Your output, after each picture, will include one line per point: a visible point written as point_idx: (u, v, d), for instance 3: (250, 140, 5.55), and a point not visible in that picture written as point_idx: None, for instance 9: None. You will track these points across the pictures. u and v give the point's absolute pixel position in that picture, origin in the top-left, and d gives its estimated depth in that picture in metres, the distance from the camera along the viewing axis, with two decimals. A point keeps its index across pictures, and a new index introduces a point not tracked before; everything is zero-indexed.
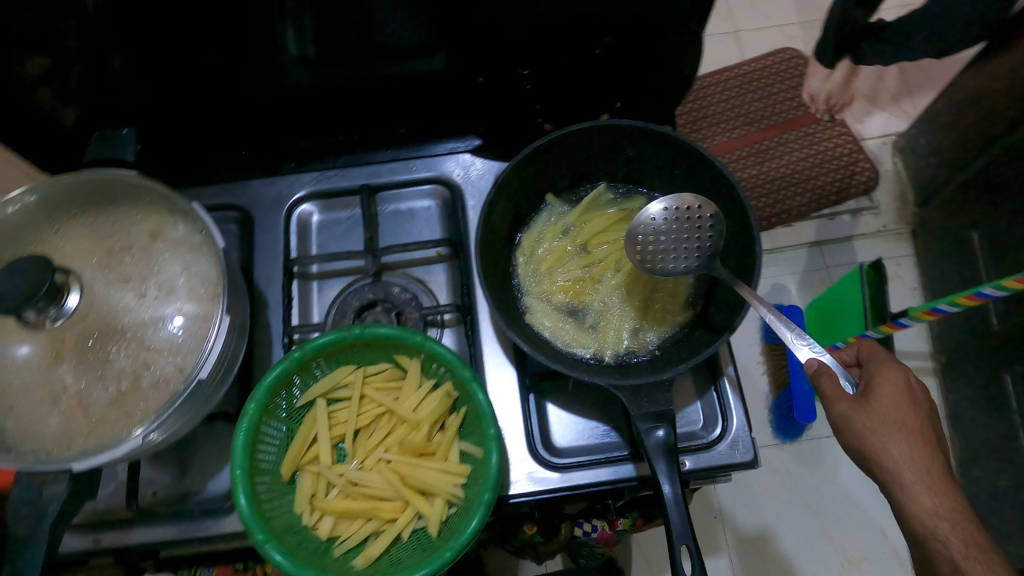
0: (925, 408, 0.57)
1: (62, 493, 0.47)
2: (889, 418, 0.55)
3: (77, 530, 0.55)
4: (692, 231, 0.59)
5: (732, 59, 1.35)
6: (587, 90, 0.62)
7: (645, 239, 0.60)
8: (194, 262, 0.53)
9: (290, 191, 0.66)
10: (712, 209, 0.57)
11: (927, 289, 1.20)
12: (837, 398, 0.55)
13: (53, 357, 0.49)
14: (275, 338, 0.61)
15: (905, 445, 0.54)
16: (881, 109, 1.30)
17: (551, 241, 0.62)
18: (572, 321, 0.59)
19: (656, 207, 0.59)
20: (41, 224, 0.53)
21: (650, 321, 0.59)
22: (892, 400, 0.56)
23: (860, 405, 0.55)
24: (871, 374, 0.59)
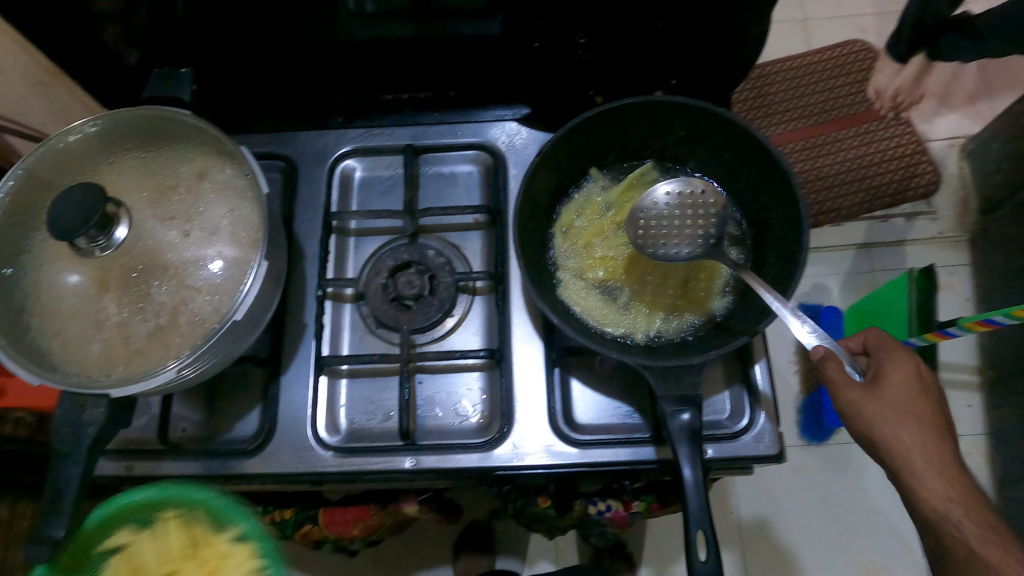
0: (937, 393, 0.54)
1: (99, 419, 0.48)
2: (900, 405, 0.52)
3: (112, 456, 0.57)
4: (693, 218, 0.59)
5: (798, 48, 1.30)
6: (643, 64, 0.61)
7: (646, 222, 0.60)
8: (239, 205, 0.54)
9: (336, 146, 0.67)
10: (716, 196, 0.59)
11: (980, 301, 1.14)
12: (845, 385, 0.53)
13: (100, 287, 0.51)
14: (309, 290, 0.62)
15: (917, 433, 0.52)
16: (951, 110, 1.23)
17: (589, 217, 0.61)
18: (603, 299, 0.58)
19: (662, 189, 0.60)
20: (97, 157, 0.55)
21: (684, 307, 0.58)
22: (903, 384, 0.53)
23: (870, 392, 0.53)
24: (880, 360, 0.56)
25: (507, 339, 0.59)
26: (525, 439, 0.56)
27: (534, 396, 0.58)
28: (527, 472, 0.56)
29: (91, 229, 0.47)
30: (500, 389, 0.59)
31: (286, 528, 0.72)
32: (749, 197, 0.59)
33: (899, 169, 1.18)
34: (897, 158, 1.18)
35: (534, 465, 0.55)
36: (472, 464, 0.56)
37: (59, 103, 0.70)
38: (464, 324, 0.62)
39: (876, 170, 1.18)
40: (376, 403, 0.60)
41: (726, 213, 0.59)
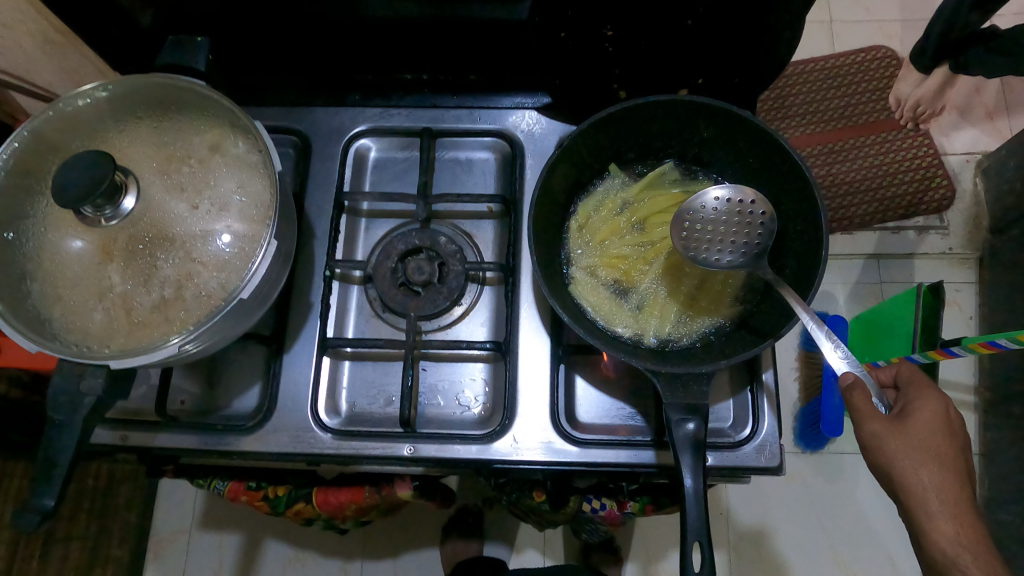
0: (962, 439, 0.54)
1: (98, 389, 0.47)
2: (922, 444, 0.52)
3: (108, 425, 0.57)
4: (740, 226, 0.57)
5: (821, 50, 1.27)
6: (669, 61, 0.60)
7: (691, 225, 0.58)
8: (250, 180, 0.53)
9: (351, 124, 0.65)
10: (766, 208, 0.55)
11: (983, 320, 1.14)
12: (870, 416, 0.52)
13: (105, 255, 0.50)
14: (317, 269, 0.61)
15: (936, 474, 0.51)
16: (971, 125, 1.22)
17: (606, 214, 0.60)
18: (615, 299, 0.57)
19: (712, 194, 0.57)
20: (107, 122, 0.54)
21: (698, 314, 0.57)
22: (930, 426, 0.53)
23: (894, 427, 0.52)
24: (909, 398, 0.56)
25: (514, 333, 0.59)
26: (524, 434, 0.56)
27: (537, 391, 0.57)
28: (525, 468, 0.56)
29: (98, 197, 0.46)
30: (504, 383, 0.58)
31: (278, 506, 0.71)
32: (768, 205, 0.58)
33: (913, 182, 1.17)
34: (912, 171, 1.17)
35: (531, 461, 0.55)
36: (470, 456, 0.55)
37: (69, 62, 0.69)
38: (471, 314, 0.61)
39: (891, 181, 1.17)
40: (378, 387, 0.60)
41: (775, 227, 0.55)
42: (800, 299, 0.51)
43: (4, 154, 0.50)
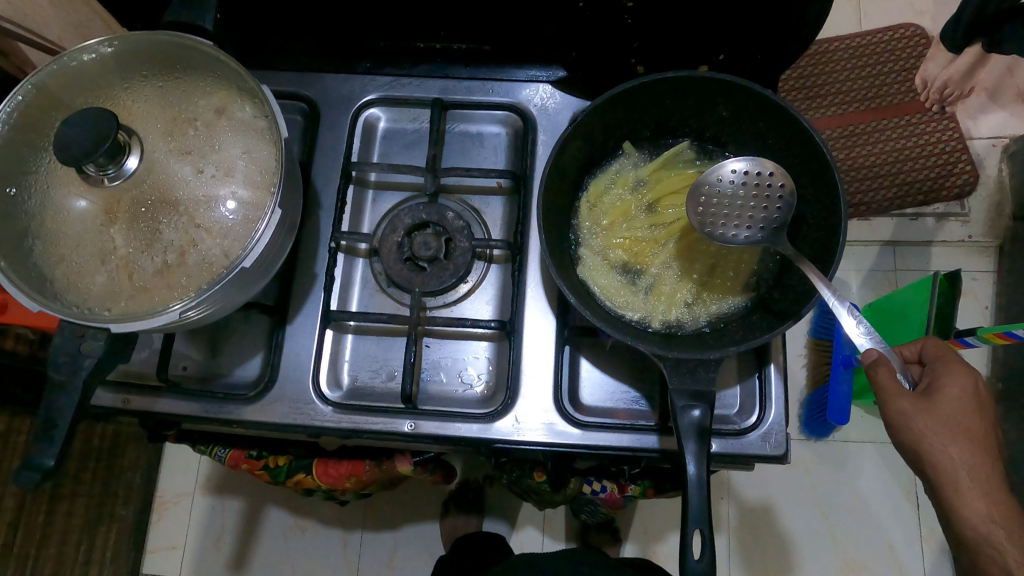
0: (990, 414, 0.52)
1: (99, 350, 0.46)
2: (951, 421, 0.51)
3: (110, 388, 0.57)
4: (758, 201, 0.55)
5: (847, 29, 1.24)
6: (690, 35, 0.57)
7: (708, 199, 0.56)
8: (256, 146, 0.51)
9: (361, 92, 0.64)
10: (786, 180, 0.53)
11: (1000, 310, 1.12)
12: (896, 394, 0.51)
13: (108, 217, 0.49)
14: (323, 240, 0.60)
15: (965, 450, 0.51)
16: (999, 109, 1.18)
17: (619, 193, 0.59)
18: (625, 280, 0.56)
19: (729, 167, 0.55)
20: (111, 79, 0.52)
21: (709, 298, 0.56)
22: (957, 402, 0.52)
23: (921, 404, 0.51)
24: (935, 374, 0.54)
25: (520, 312, 0.58)
26: (527, 414, 0.55)
27: (541, 371, 0.57)
28: (526, 448, 0.55)
29: (100, 156, 0.45)
30: (508, 363, 0.58)
31: (279, 475, 0.72)
32: None
33: (936, 167, 1.13)
34: (936, 155, 1.14)
35: (533, 441, 0.55)
36: (472, 434, 0.55)
37: (76, 17, 0.67)
38: (477, 291, 0.61)
39: (914, 166, 1.13)
40: (381, 361, 0.59)
41: (795, 200, 0.54)
42: (823, 277, 0.50)
43: (8, 109, 0.49)
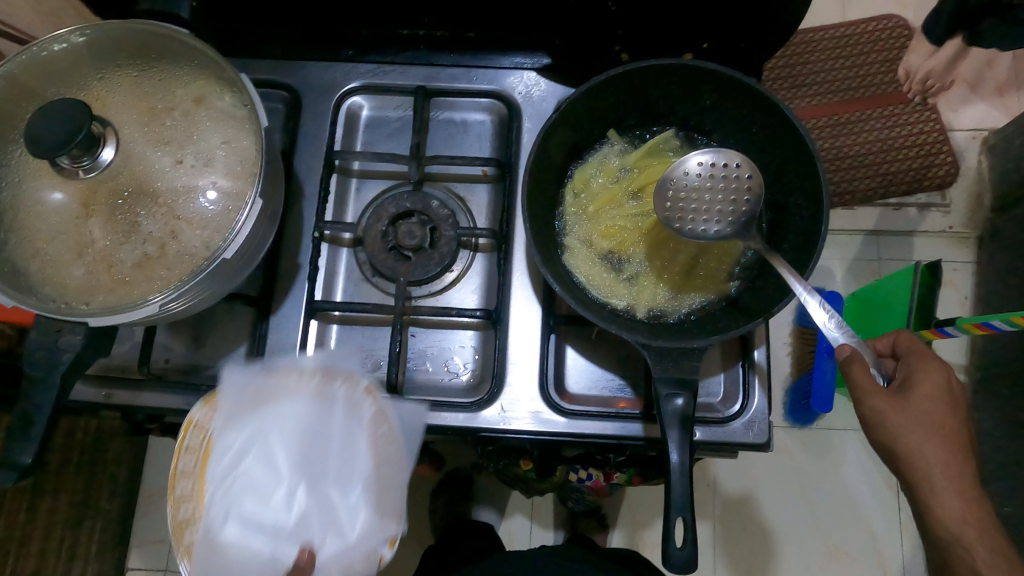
0: (963, 409, 0.53)
1: (78, 345, 0.46)
2: (925, 418, 0.52)
3: (90, 381, 0.56)
4: (726, 193, 0.56)
5: (832, 18, 1.24)
6: (674, 23, 0.57)
7: (675, 194, 0.57)
8: (235, 136, 0.51)
9: (344, 80, 0.63)
10: (753, 172, 0.54)
11: (979, 300, 1.14)
12: (872, 393, 0.52)
13: (84, 209, 0.48)
14: (307, 230, 0.60)
15: (939, 447, 0.51)
16: (980, 100, 1.20)
17: (604, 182, 0.59)
18: (610, 269, 0.56)
19: (694, 160, 0.56)
20: (85, 68, 0.51)
21: (693, 288, 0.56)
22: (931, 398, 0.53)
23: (896, 402, 0.52)
24: (909, 369, 0.55)
25: (505, 300, 0.58)
26: (512, 404, 0.55)
27: (527, 360, 0.57)
28: (513, 437, 0.55)
29: (74, 146, 0.44)
30: (493, 353, 0.57)
31: None
32: (770, 177, 0.56)
33: (916, 158, 1.15)
34: (917, 146, 1.15)
35: (519, 430, 0.55)
36: (458, 423, 0.55)
37: (48, 5, 0.66)
38: (463, 281, 0.60)
39: (895, 157, 1.15)
40: (366, 352, 0.59)
41: (762, 191, 0.54)
42: (797, 275, 0.51)
43: None
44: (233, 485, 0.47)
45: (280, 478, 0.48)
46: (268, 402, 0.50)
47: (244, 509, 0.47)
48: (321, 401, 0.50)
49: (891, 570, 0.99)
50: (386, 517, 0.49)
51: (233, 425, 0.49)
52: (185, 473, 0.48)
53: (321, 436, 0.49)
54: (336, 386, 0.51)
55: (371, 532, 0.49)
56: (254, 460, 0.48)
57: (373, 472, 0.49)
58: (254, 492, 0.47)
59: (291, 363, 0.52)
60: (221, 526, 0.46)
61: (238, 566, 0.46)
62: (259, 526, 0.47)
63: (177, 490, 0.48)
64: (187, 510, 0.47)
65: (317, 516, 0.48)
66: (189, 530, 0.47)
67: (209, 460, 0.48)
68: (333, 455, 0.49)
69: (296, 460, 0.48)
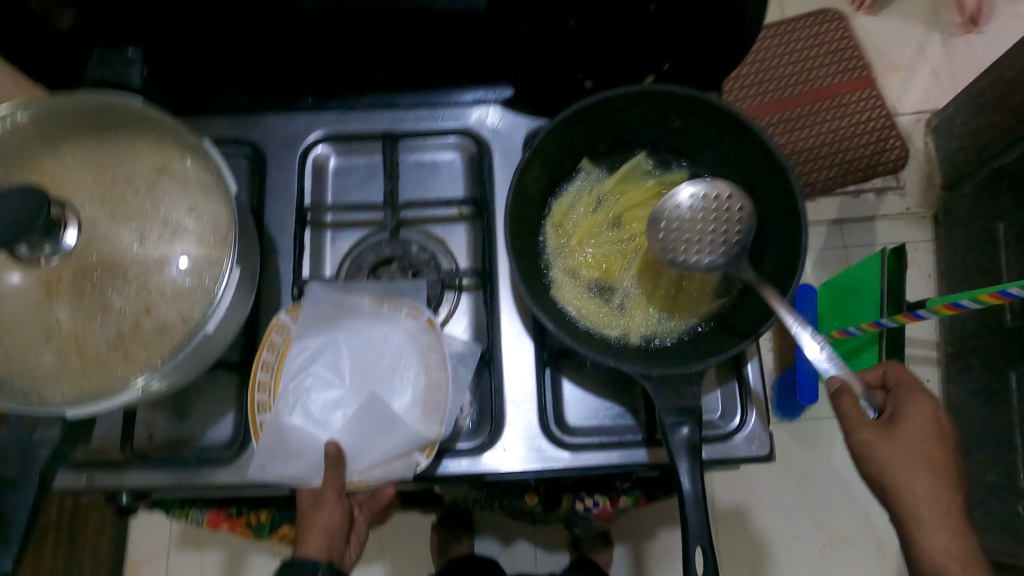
0: (952, 444, 0.54)
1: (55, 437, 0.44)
2: (916, 450, 0.52)
3: (70, 468, 0.53)
4: (718, 224, 0.56)
5: (773, 17, 1.28)
6: (636, 49, 0.58)
7: (667, 227, 0.57)
8: (202, 202, 0.49)
9: (307, 130, 0.62)
10: (744, 203, 0.54)
11: (942, 276, 1.17)
12: (860, 425, 0.53)
13: (48, 294, 0.46)
14: (285, 289, 0.58)
15: (930, 481, 0.51)
16: (920, 85, 1.25)
17: (585, 211, 0.59)
18: (601, 298, 0.56)
19: (684, 193, 0.57)
20: (34, 144, 0.48)
21: (683, 309, 0.56)
22: (923, 432, 0.53)
23: (884, 433, 0.53)
24: (899, 402, 0.56)
25: (496, 340, 0.57)
26: (513, 442, 0.55)
27: (524, 397, 0.56)
28: (519, 477, 0.54)
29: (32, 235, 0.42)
30: (489, 395, 0.57)
31: (262, 531, 0.71)
32: (743, 190, 0.57)
33: (869, 144, 1.19)
34: (867, 133, 1.19)
35: (524, 470, 0.54)
36: (461, 470, 0.54)
37: None
38: (451, 322, 0.59)
39: (849, 145, 1.18)
40: None
41: (753, 225, 0.54)
42: (780, 300, 0.51)
43: None
44: (307, 382, 0.52)
45: (342, 383, 0.52)
46: (346, 318, 0.54)
47: (313, 402, 0.51)
48: (388, 322, 0.54)
49: (890, 552, 1.01)
50: (426, 433, 0.51)
51: (315, 330, 0.53)
52: (267, 362, 0.52)
53: (384, 356, 0.53)
54: (403, 311, 0.54)
55: (413, 442, 0.51)
56: (329, 364, 0.52)
57: (423, 391, 0.52)
58: (323, 391, 0.52)
59: (361, 286, 0.55)
60: (290, 411, 0.51)
61: (295, 450, 0.50)
62: (320, 421, 0.51)
63: (258, 377, 0.52)
64: (264, 394, 0.52)
65: (367, 418, 0.51)
66: (263, 411, 0.51)
67: (287, 356, 0.52)
68: (393, 374, 0.52)
69: (361, 371, 0.52)
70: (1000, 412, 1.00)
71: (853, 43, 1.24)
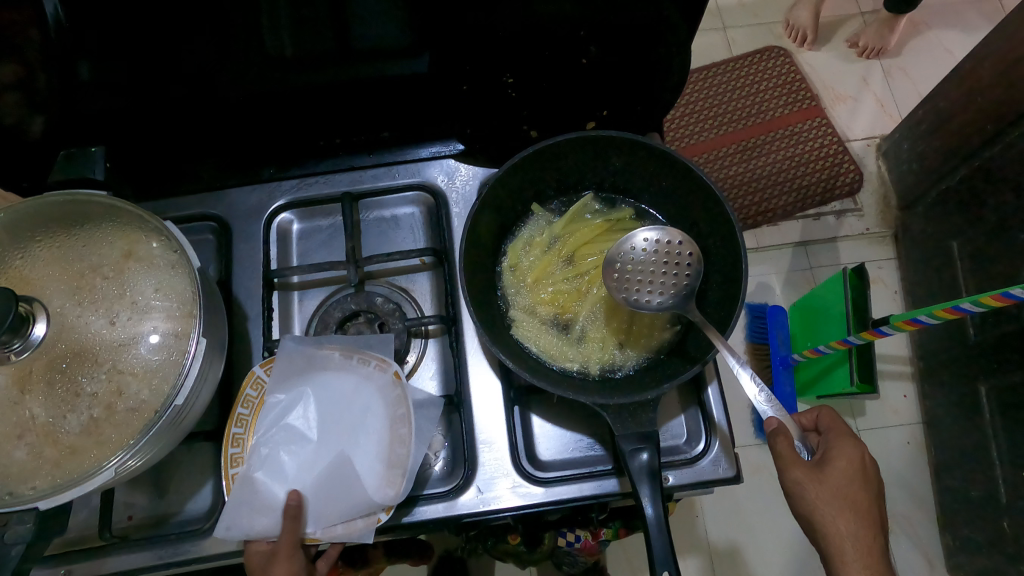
0: (876, 487, 0.56)
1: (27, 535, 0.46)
2: (840, 491, 0.54)
3: (48, 562, 0.53)
4: (669, 267, 0.59)
5: (720, 57, 1.35)
6: (574, 98, 0.62)
7: (622, 266, 0.61)
8: (168, 280, 0.51)
9: (270, 199, 0.65)
10: (693, 250, 0.58)
11: (907, 292, 1.20)
12: (792, 463, 0.55)
13: (20, 390, 0.47)
14: (256, 351, 0.60)
15: (852, 522, 0.54)
16: (866, 111, 1.31)
17: (537, 254, 0.62)
18: (557, 334, 0.59)
19: (640, 236, 0.60)
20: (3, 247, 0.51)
21: (635, 341, 0.59)
22: (847, 476, 0.55)
23: (814, 473, 0.55)
24: (828, 444, 0.58)
25: (464, 379, 0.59)
26: (490, 483, 0.55)
27: (498, 436, 0.57)
28: (496, 517, 0.55)
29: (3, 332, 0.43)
30: (461, 436, 0.58)
31: None
32: (687, 224, 0.61)
33: (823, 169, 1.23)
34: (820, 159, 1.24)
35: (502, 507, 0.55)
36: (438, 514, 0.54)
37: None
38: (419, 368, 0.61)
39: (803, 171, 1.23)
40: None
41: (702, 267, 0.58)
42: (718, 337, 0.54)
43: None
44: (278, 436, 0.53)
45: (311, 438, 0.53)
46: (316, 373, 0.55)
47: (283, 459, 0.52)
48: (355, 375, 0.55)
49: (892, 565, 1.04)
50: (387, 490, 0.51)
51: (287, 383, 0.54)
52: (241, 418, 0.54)
53: (352, 409, 0.54)
54: (371, 364, 0.56)
55: (374, 498, 0.51)
56: (301, 418, 0.54)
57: (387, 445, 0.53)
58: (292, 446, 0.53)
59: (332, 338, 0.57)
60: (260, 467, 0.52)
61: (261, 508, 0.51)
62: (286, 478, 0.52)
63: (232, 431, 0.53)
64: (238, 447, 0.53)
65: (331, 472, 0.52)
66: (236, 464, 0.52)
67: (261, 410, 0.54)
68: (358, 427, 0.54)
69: (330, 423, 0.54)
70: (974, 420, 1.03)
71: (798, 75, 1.31)
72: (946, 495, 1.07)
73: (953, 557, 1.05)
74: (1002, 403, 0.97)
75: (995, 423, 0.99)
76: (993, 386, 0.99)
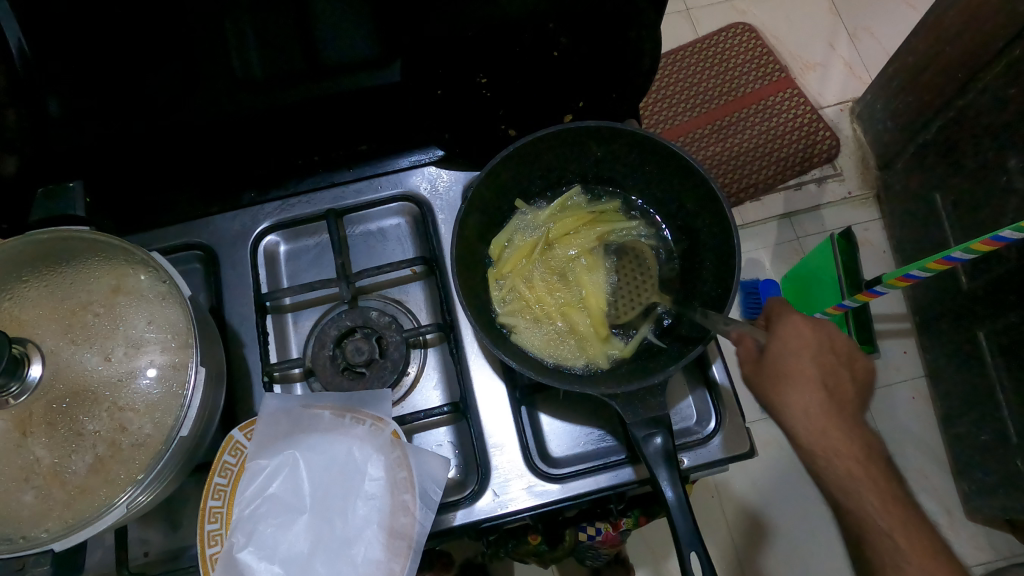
0: (819, 349, 0.56)
1: None
2: (784, 369, 0.56)
3: None
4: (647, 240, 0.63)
5: (686, 38, 1.36)
6: (549, 91, 0.62)
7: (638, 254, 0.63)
8: (160, 312, 0.50)
9: (254, 224, 0.63)
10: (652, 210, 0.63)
11: (896, 250, 1.21)
12: (746, 360, 0.58)
13: (22, 434, 0.46)
14: (255, 378, 0.59)
15: (817, 396, 0.55)
16: (835, 77, 1.32)
17: (519, 241, 0.63)
18: (543, 326, 0.60)
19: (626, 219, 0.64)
20: None
21: (628, 316, 0.61)
22: (808, 357, 0.56)
23: (757, 364, 0.57)
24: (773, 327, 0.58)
25: (467, 385, 0.58)
26: (504, 486, 0.55)
27: (507, 437, 0.57)
28: (513, 519, 0.54)
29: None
30: (470, 442, 0.57)
31: None
32: (674, 205, 0.61)
33: (800, 139, 1.24)
34: (796, 128, 1.24)
35: (519, 509, 0.54)
36: (456, 523, 0.54)
37: None
38: (421, 380, 0.60)
39: (781, 143, 1.23)
40: None
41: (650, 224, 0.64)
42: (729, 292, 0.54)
43: None
44: (264, 507, 0.49)
45: (303, 508, 0.50)
46: (303, 435, 0.52)
47: (269, 532, 0.49)
48: (349, 436, 0.52)
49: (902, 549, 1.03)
50: (392, 564, 0.48)
51: (271, 449, 0.51)
52: (218, 489, 0.50)
53: (350, 475, 0.51)
54: (366, 423, 0.53)
55: (378, 573, 0.48)
56: (288, 485, 0.50)
57: (389, 514, 0.50)
58: (280, 518, 0.49)
59: (322, 397, 0.54)
60: (245, 544, 0.48)
61: None
62: (274, 555, 0.48)
63: (209, 505, 0.49)
64: (215, 523, 0.49)
65: (327, 550, 0.48)
66: (214, 543, 0.48)
67: (241, 480, 0.50)
68: (350, 495, 0.50)
69: (321, 492, 0.50)
70: (975, 367, 1.04)
71: (765, 50, 1.31)
72: (956, 445, 1.08)
73: (970, 503, 1.06)
74: (1001, 345, 0.98)
75: (997, 368, 1.00)
76: (991, 331, 1.00)
